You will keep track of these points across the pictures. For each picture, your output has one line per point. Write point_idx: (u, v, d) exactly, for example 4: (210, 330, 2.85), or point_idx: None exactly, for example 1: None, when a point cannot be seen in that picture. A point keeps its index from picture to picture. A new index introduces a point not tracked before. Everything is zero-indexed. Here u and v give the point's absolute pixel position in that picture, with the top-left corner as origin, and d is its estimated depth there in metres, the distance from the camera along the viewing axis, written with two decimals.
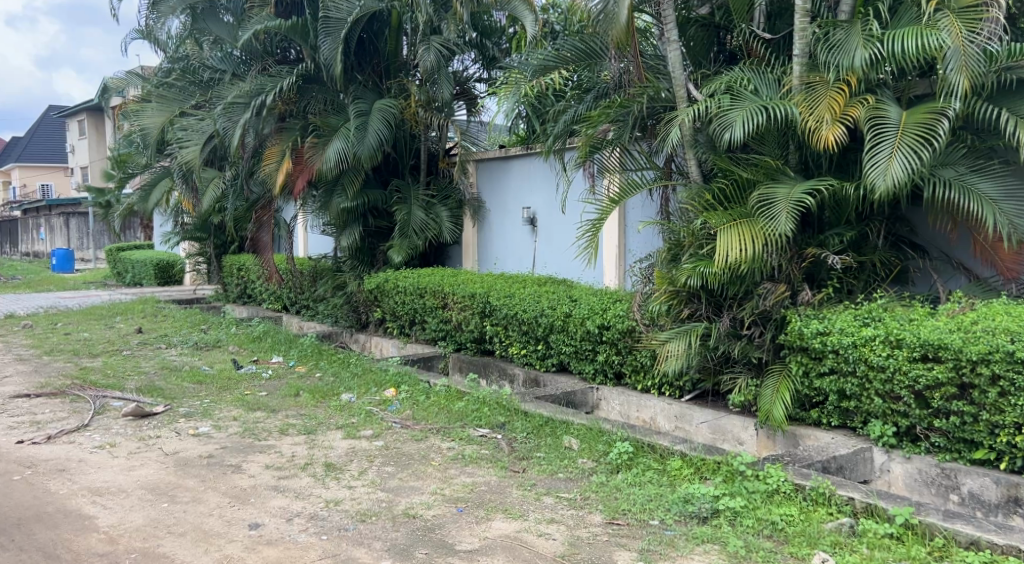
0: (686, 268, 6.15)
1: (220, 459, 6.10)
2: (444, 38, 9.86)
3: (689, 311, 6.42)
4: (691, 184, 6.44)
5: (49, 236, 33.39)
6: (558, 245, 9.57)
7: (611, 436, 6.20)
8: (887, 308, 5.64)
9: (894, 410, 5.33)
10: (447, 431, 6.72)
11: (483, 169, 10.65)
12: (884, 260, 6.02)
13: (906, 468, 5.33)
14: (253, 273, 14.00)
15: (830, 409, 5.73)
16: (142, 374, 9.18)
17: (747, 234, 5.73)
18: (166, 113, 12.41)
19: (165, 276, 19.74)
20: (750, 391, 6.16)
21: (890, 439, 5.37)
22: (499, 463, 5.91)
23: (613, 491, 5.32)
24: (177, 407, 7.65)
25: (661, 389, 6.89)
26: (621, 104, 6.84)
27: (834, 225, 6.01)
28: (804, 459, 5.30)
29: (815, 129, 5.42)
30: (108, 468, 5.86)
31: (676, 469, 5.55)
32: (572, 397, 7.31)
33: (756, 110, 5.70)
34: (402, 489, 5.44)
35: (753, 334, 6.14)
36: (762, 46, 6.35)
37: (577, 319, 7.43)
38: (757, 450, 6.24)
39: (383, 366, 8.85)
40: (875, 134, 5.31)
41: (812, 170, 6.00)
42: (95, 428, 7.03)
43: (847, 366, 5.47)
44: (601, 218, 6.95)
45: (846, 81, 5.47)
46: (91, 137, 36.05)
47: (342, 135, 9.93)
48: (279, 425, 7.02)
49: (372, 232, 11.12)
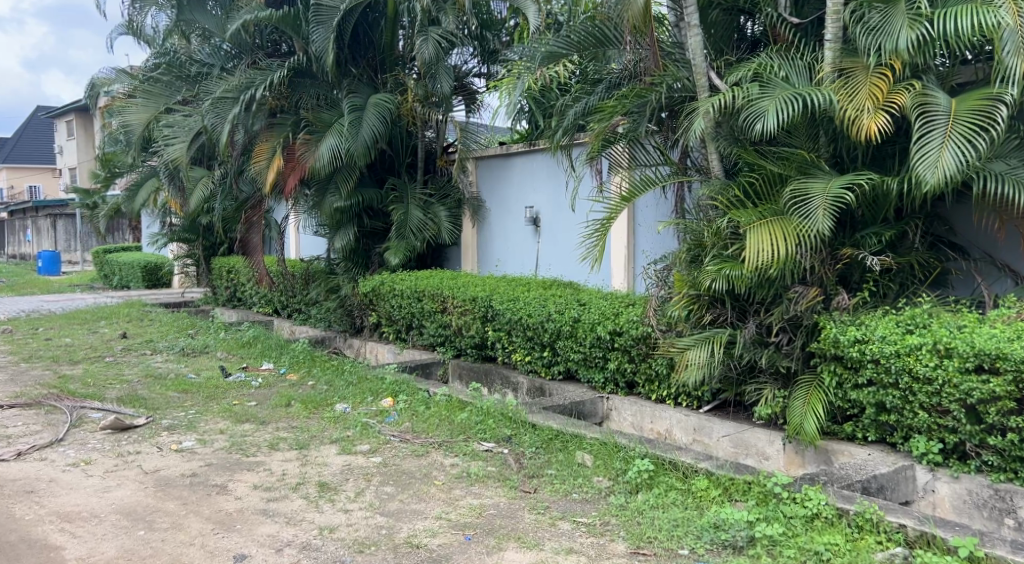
0: (710, 270, 5.68)
1: (205, 478, 5.60)
2: (444, 28, 9.41)
3: (711, 316, 5.97)
4: (713, 180, 6.00)
5: (37, 238, 32.81)
6: (562, 248, 9.10)
7: (628, 451, 5.70)
8: (932, 314, 5.20)
9: (941, 425, 4.89)
10: (450, 445, 6.24)
11: (483, 168, 10.18)
12: (923, 261, 5.59)
13: (953, 489, 4.90)
14: (243, 275, 13.51)
15: (865, 423, 5.29)
16: (124, 383, 8.66)
17: (779, 233, 5.30)
18: (151, 110, 11.86)
19: (154, 277, 19.19)
20: (777, 403, 5.71)
21: (936, 457, 4.94)
22: (509, 483, 5.43)
23: (635, 514, 4.86)
24: (160, 419, 7.15)
25: (677, 400, 6.46)
26: (638, 94, 6.39)
27: (870, 223, 5.57)
28: (843, 479, 4.85)
29: (855, 119, 5.02)
30: (81, 490, 5.36)
31: (702, 489, 5.08)
32: (581, 406, 6.83)
33: (790, 98, 5.25)
34: (403, 513, 4.97)
35: (782, 342, 5.69)
36: (789, 31, 5.87)
37: (586, 325, 6.97)
38: (785, 466, 5.79)
39: (379, 374, 8.34)
40: (923, 123, 4.89)
41: (846, 164, 5.57)
42: (70, 442, 6.53)
43: (888, 377, 5.02)
44: (611, 217, 6.45)
45: (890, 64, 5.07)
46: (79, 138, 35.46)
47: (337, 132, 9.46)
48: (269, 439, 6.53)
49: (367, 233, 10.64)
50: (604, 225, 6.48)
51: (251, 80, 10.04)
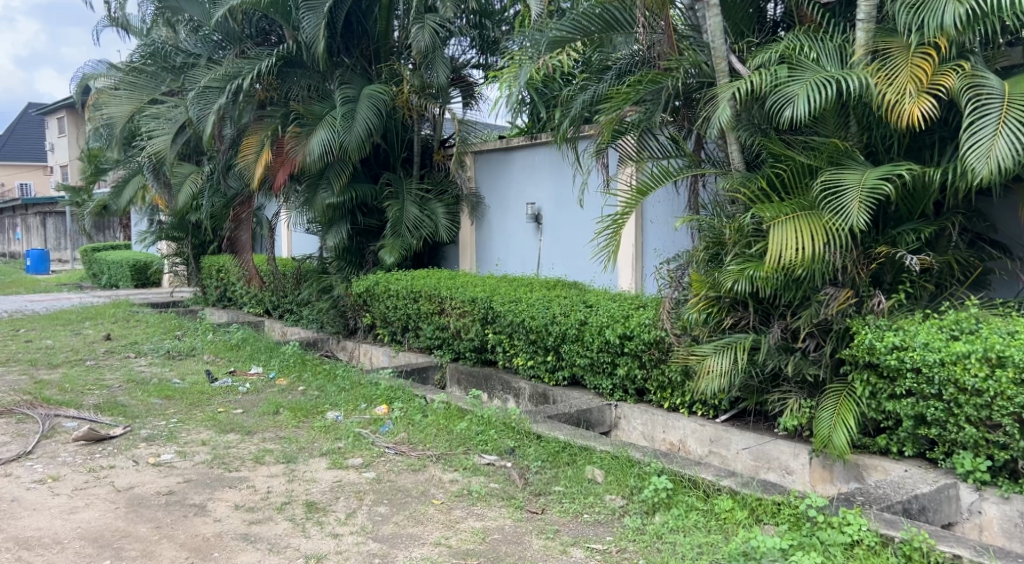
0: (732, 270, 5.24)
1: (182, 497, 5.13)
2: (441, 16, 8.92)
3: (732, 320, 5.51)
4: (734, 172, 5.55)
5: (25, 237, 32.13)
6: (566, 246, 8.66)
7: (643, 467, 5.22)
8: (979, 318, 4.77)
9: (990, 441, 4.48)
10: (449, 458, 5.78)
11: (482, 162, 9.72)
12: (965, 261, 5.17)
13: (1003, 510, 4.50)
14: (233, 274, 13.02)
15: (902, 436, 4.88)
16: (103, 389, 8.18)
17: (807, 229, 4.88)
18: (136, 102, 11.35)
19: (142, 277, 18.67)
20: (804, 414, 5.27)
21: (984, 475, 4.53)
22: (514, 503, 4.98)
23: (654, 540, 4.44)
24: (138, 429, 6.67)
25: (692, 408, 6.03)
26: (653, 79, 5.93)
27: (906, 219, 5.13)
28: (883, 500, 4.41)
29: (895, 104, 4.60)
30: (45, 511, 4.89)
31: (726, 510, 4.64)
32: (588, 415, 6.37)
33: (823, 82, 4.80)
34: (398, 538, 4.52)
35: (809, 348, 5.24)
36: (817, 12, 5.45)
37: (594, 329, 6.50)
38: (811, 482, 5.36)
39: (373, 380, 7.85)
40: (973, 108, 4.48)
41: (880, 154, 5.13)
42: (39, 455, 6.06)
43: (931, 389, 4.59)
44: (623, 213, 5.99)
45: (935, 43, 4.64)
46: (70, 135, 34.82)
47: (329, 125, 8.98)
48: (254, 452, 6.06)
49: (360, 230, 10.18)
50: (616, 222, 6.02)
51: (238, 70, 9.60)
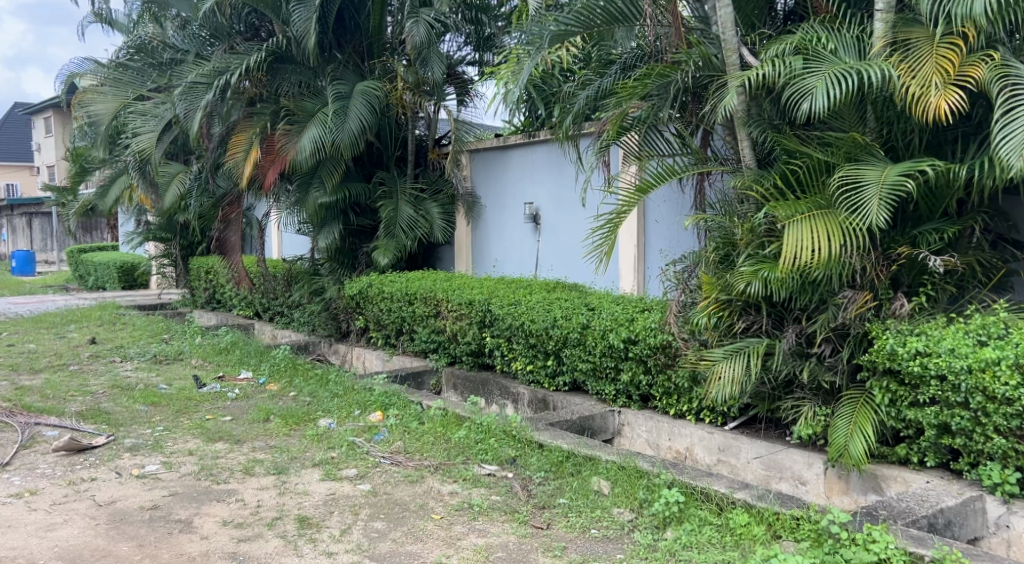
0: (744, 272, 5.00)
1: (167, 512, 4.86)
2: (436, 10, 8.67)
3: (743, 324, 5.26)
4: (745, 170, 5.32)
5: (12, 238, 31.70)
6: (565, 246, 8.42)
7: (652, 478, 4.96)
8: (1006, 322, 4.55)
9: (1019, 451, 4.27)
10: (448, 469, 5.52)
11: (478, 161, 9.49)
12: (987, 262, 4.98)
13: None
14: (222, 275, 12.74)
15: (924, 445, 4.65)
16: (87, 395, 7.89)
17: (824, 228, 4.66)
18: (120, 99, 11.02)
19: (130, 278, 18.36)
20: (819, 423, 5.03)
21: (1012, 488, 4.31)
22: (517, 517, 4.73)
23: (667, 557, 4.20)
24: (121, 438, 6.39)
25: (699, 415, 5.79)
26: (661, 73, 5.67)
27: (926, 219, 4.92)
28: (907, 515, 4.18)
29: (920, 96, 4.39)
30: (20, 529, 4.61)
31: (742, 525, 4.40)
32: (590, 422, 6.12)
33: (842, 74, 4.56)
34: (396, 557, 4.27)
35: (824, 353, 5.00)
36: (833, 2, 5.24)
37: (597, 332, 6.26)
38: (825, 493, 5.13)
39: (367, 385, 7.57)
40: (1006, 100, 4.30)
41: (900, 150, 4.91)
42: (17, 467, 5.77)
43: (956, 396, 4.37)
44: (621, 214, 5.76)
45: (962, 33, 4.44)
46: (56, 134, 34.38)
47: (320, 122, 8.72)
48: (244, 462, 5.79)
49: (353, 231, 9.92)
50: (617, 221, 5.78)
51: (227, 65, 9.29)
